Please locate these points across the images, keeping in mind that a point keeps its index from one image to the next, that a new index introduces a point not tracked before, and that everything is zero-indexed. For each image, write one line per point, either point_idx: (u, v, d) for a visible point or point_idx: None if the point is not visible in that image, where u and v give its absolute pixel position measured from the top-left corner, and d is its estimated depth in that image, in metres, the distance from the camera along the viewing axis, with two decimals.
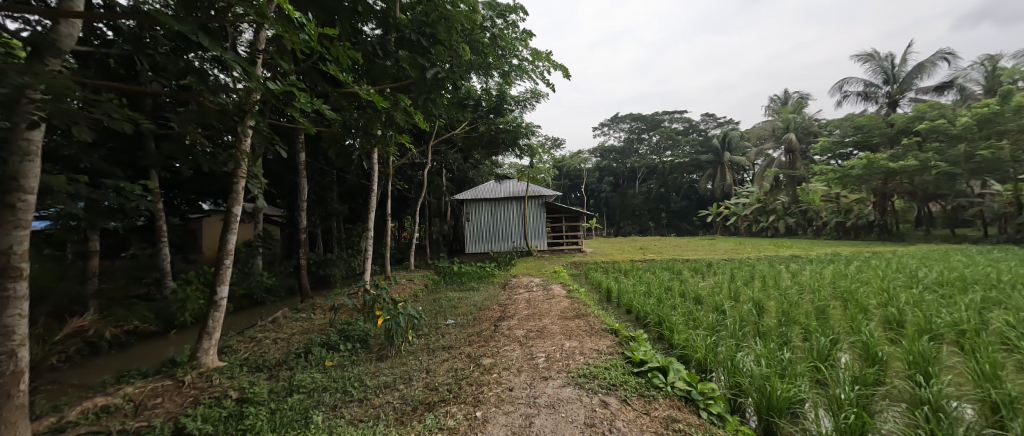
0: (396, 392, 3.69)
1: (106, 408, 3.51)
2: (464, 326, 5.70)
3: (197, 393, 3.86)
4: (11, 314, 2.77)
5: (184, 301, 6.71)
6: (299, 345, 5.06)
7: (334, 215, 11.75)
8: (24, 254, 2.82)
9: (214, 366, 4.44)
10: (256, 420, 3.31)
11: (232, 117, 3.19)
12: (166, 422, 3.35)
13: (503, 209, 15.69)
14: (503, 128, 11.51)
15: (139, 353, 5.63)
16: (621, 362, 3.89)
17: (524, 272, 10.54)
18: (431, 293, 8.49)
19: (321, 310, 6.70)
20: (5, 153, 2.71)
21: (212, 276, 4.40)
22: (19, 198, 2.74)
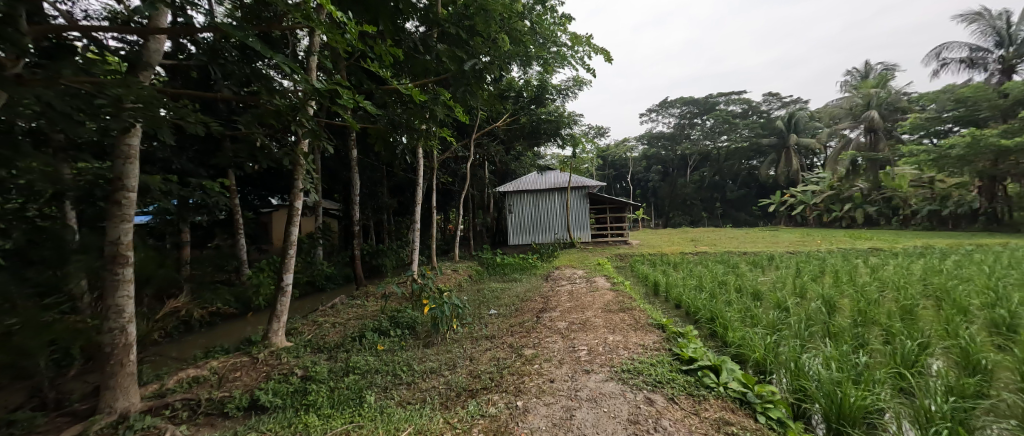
0: (441, 378, 3.83)
1: (196, 379, 4.02)
2: (507, 317, 5.77)
3: (269, 369, 4.28)
4: (122, 295, 3.26)
5: (257, 287, 7.45)
6: (354, 329, 5.40)
7: (384, 208, 12.38)
8: (129, 244, 3.30)
9: (282, 346, 4.88)
10: (317, 397, 3.60)
11: (287, 117, 3.43)
12: (244, 394, 3.78)
13: (545, 200, 15.55)
14: (545, 119, 11.30)
15: (223, 332, 6.37)
16: (669, 359, 3.73)
17: (567, 264, 10.42)
18: (474, 284, 8.65)
19: (374, 298, 7.11)
20: (112, 158, 3.19)
21: (279, 264, 4.81)
22: (123, 195, 3.20)
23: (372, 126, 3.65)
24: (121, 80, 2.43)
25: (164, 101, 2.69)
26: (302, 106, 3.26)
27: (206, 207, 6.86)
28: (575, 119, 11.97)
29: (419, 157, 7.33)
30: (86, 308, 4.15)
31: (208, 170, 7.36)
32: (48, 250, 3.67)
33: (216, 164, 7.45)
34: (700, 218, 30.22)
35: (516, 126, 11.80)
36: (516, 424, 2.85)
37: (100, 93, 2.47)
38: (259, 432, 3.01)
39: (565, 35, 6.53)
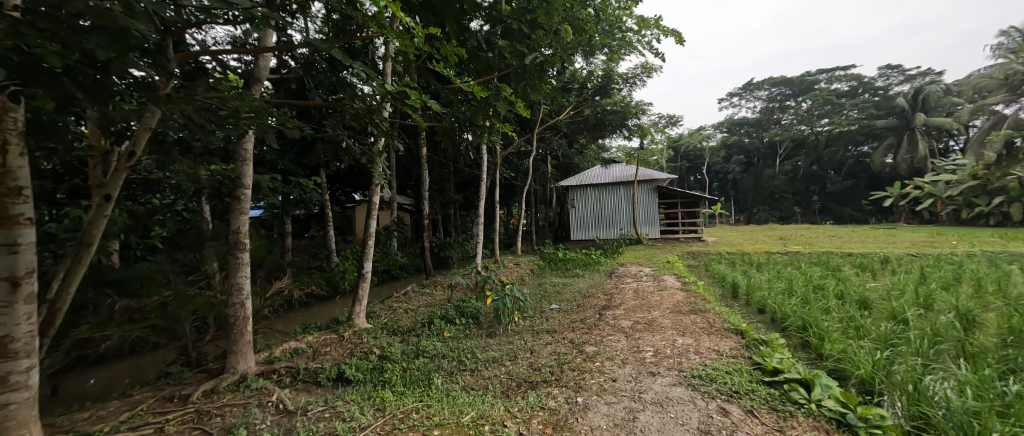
0: (503, 367, 3.94)
1: (296, 350, 4.64)
2: (568, 312, 5.70)
3: (352, 347, 4.77)
4: (240, 276, 3.85)
5: (345, 273, 8.33)
6: (423, 316, 5.78)
7: (451, 203, 12.99)
8: (246, 233, 3.88)
9: (363, 327, 5.39)
10: (392, 375, 3.92)
11: (365, 119, 3.74)
12: (332, 366, 4.26)
13: (611, 195, 14.98)
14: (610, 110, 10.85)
15: (318, 312, 7.24)
16: (749, 368, 3.38)
17: (633, 261, 9.96)
18: (537, 278, 8.70)
19: (442, 287, 7.53)
20: (232, 160, 3.77)
21: (360, 253, 5.32)
22: (241, 192, 3.77)
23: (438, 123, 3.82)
24: (238, 94, 2.84)
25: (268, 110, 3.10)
26: (378, 107, 3.56)
27: (304, 202, 7.84)
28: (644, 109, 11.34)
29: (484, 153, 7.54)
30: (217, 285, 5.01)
31: (306, 170, 8.38)
32: (191, 237, 4.51)
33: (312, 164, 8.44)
34: (796, 214, 26.82)
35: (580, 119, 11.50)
36: (575, 420, 2.82)
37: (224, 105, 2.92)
38: (344, 401, 3.39)
39: (632, 19, 6.21)
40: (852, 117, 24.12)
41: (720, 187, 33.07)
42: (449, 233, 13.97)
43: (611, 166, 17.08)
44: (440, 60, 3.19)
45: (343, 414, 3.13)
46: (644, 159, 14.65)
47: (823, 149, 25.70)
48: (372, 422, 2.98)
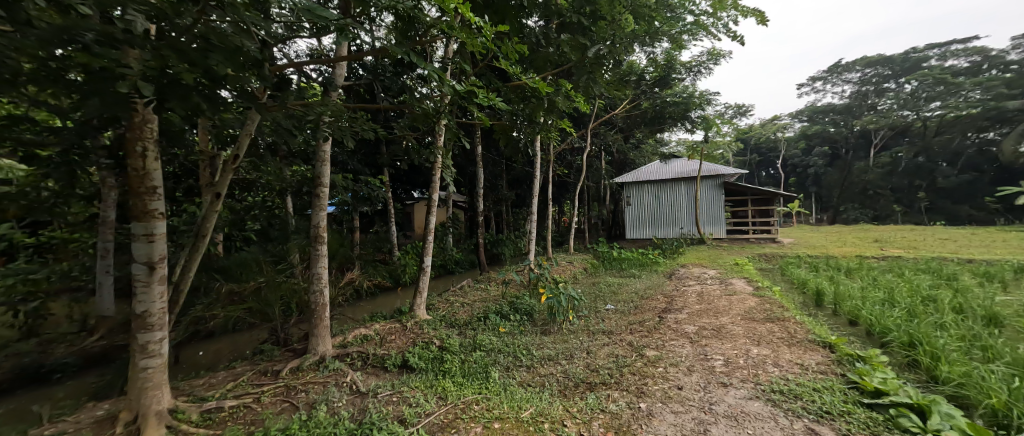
0: (559, 366, 3.96)
1: (365, 336, 4.91)
2: (625, 314, 5.62)
3: (414, 336, 4.97)
4: (318, 268, 4.11)
5: (405, 266, 8.72)
6: (479, 310, 5.91)
7: (503, 199, 13.11)
8: (323, 228, 4.13)
9: (423, 318, 5.61)
10: (451, 366, 4.05)
11: (431, 119, 3.83)
12: (397, 353, 4.43)
13: (674, 192, 14.54)
14: (672, 101, 10.68)
15: (382, 301, 7.64)
16: (842, 387, 3.07)
17: (696, 262, 9.61)
18: (590, 277, 8.61)
19: (495, 283, 7.67)
20: (313, 160, 4.05)
21: (420, 249, 5.54)
22: (319, 189, 4.02)
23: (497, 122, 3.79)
24: (321, 99, 3.06)
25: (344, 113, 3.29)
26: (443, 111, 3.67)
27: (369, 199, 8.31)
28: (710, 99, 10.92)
29: (538, 151, 7.58)
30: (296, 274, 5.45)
31: (370, 169, 8.89)
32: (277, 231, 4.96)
33: (375, 163, 8.94)
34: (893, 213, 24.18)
35: (638, 112, 11.40)
36: (639, 427, 2.78)
37: (307, 110, 3.11)
38: (410, 387, 3.55)
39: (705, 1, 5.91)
40: (970, 97, 21.08)
41: (799, 181, 31.40)
42: (499, 231, 14.18)
43: (669, 163, 16.72)
44: (502, 58, 3.15)
45: (408, 399, 3.28)
46: (708, 153, 14.06)
47: (933, 137, 22.84)
48: (435, 410, 3.10)
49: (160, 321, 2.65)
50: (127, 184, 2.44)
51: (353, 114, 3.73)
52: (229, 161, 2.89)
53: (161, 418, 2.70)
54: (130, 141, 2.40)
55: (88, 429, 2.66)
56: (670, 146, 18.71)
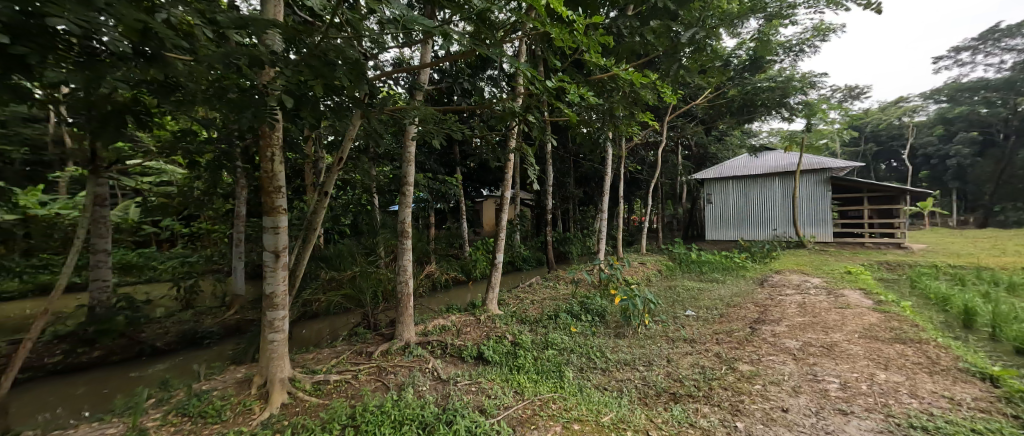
0: (636, 372, 3.80)
1: (444, 326, 5.09)
2: (707, 321, 5.29)
3: (488, 330, 5.07)
4: (403, 261, 4.39)
5: (475, 262, 8.96)
6: (549, 308, 5.90)
7: (570, 197, 12.97)
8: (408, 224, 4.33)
9: (495, 313, 5.70)
10: (525, 362, 4.07)
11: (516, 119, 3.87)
12: (473, 345, 4.54)
13: (764, 190, 13.56)
14: (766, 86, 9.81)
15: (454, 294, 7.92)
16: (1017, 432, 2.54)
17: (794, 269, 8.80)
18: (665, 281, 8.22)
19: (565, 282, 7.60)
20: (401, 161, 4.27)
21: (493, 244, 5.67)
22: (404, 187, 4.22)
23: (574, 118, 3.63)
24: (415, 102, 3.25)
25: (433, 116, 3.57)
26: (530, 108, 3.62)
27: (442, 197, 8.67)
28: (813, 82, 9.93)
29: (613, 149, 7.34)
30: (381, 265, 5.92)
31: (444, 168, 9.36)
32: None
33: (449, 163, 9.40)
34: None
35: (722, 101, 10.81)
36: None
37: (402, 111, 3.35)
38: (487, 378, 3.68)
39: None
40: None
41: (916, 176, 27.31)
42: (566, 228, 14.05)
43: (759, 156, 15.45)
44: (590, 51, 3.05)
45: (487, 391, 3.40)
46: (810, 144, 12.70)
47: None
48: (513, 403, 3.16)
49: (283, 302, 3.14)
50: (261, 185, 2.97)
51: (442, 116, 3.93)
52: (335, 165, 3.53)
53: (284, 384, 3.18)
54: (263, 147, 2.93)
55: (232, 388, 3.35)
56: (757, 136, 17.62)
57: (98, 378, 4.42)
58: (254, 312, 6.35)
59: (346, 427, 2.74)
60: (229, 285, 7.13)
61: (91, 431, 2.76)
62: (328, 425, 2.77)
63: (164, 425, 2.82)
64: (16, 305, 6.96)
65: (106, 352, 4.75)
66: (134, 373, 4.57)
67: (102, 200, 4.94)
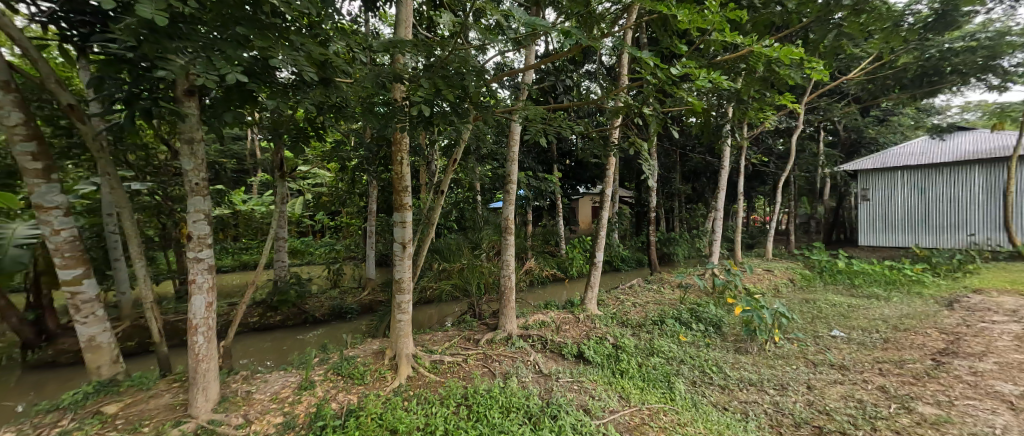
0: (766, 395, 3.67)
1: (543, 321, 5.06)
2: (864, 346, 4.69)
3: (588, 330, 4.96)
4: (506, 256, 4.48)
5: (572, 260, 8.86)
6: (653, 313, 5.56)
7: (676, 195, 12.02)
8: (511, 220, 4.35)
9: (595, 313, 5.50)
10: (629, 366, 4.09)
11: (631, 110, 3.73)
12: (574, 344, 4.53)
13: (954, 188, 10.67)
14: (961, 47, 7.89)
15: (550, 291, 7.95)
16: None
17: (1006, 288, 6.93)
18: (801, 292, 7.16)
19: (670, 286, 7.11)
20: (505, 160, 4.31)
21: (592, 243, 5.49)
22: (508, 185, 4.26)
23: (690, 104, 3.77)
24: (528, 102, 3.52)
25: (541, 117, 3.86)
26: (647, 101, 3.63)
27: (540, 195, 8.76)
28: None
29: (739, 137, 6.47)
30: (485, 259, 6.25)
31: (542, 167, 9.55)
32: None
33: (547, 161, 9.56)
34: None
35: (892, 72, 8.90)
36: None
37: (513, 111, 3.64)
38: (590, 378, 3.90)
39: None
40: None
41: None
42: (670, 228, 13.18)
43: (947, 136, 11.90)
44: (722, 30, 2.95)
45: (589, 391, 3.66)
46: None
47: None
48: (619, 409, 3.39)
49: (408, 286, 3.66)
50: (392, 185, 3.52)
51: (550, 116, 4.07)
52: (450, 165, 3.99)
53: (409, 359, 3.71)
54: (394, 153, 3.52)
55: (370, 357, 3.97)
56: (956, 114, 13.20)
57: (278, 337, 5.56)
58: (384, 294, 6.92)
59: (461, 406, 3.26)
60: (361, 270, 8.31)
61: (281, 376, 3.63)
62: (445, 401, 3.31)
63: (326, 380, 3.56)
64: (230, 276, 8.84)
65: (285, 317, 5.84)
66: (300, 337, 5.62)
67: (280, 224, 5.87)
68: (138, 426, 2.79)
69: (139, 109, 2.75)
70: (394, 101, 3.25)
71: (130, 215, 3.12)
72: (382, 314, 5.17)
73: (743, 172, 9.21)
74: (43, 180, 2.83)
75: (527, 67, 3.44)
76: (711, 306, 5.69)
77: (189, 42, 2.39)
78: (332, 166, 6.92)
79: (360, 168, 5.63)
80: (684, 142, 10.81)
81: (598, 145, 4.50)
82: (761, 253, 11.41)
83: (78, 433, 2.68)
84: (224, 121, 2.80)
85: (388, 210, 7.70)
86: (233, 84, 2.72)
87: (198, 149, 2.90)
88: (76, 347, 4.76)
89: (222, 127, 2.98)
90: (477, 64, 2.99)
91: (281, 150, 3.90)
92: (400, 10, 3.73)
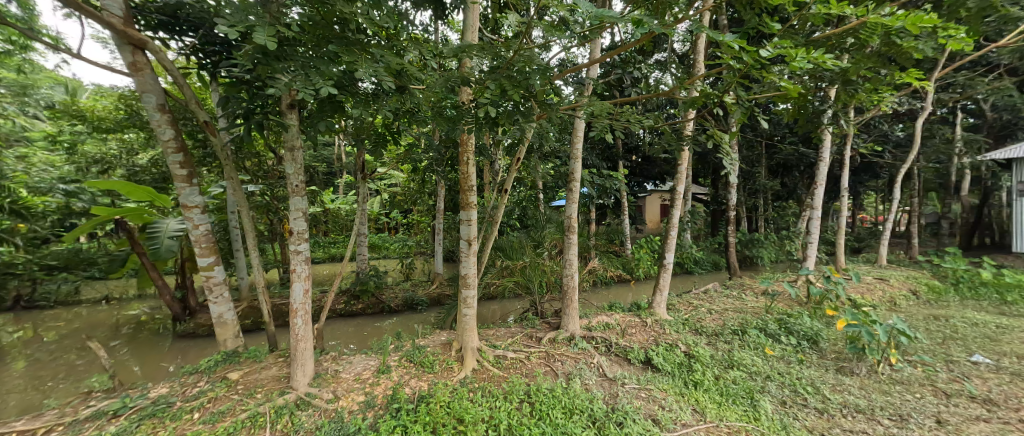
0: (878, 426, 3.15)
1: (608, 324, 4.91)
2: (1016, 377, 3.79)
3: (657, 335, 4.69)
4: (569, 255, 4.43)
5: (640, 260, 8.46)
6: (732, 321, 5.07)
7: (763, 191, 10.80)
8: (574, 219, 4.30)
9: (664, 318, 5.18)
10: (705, 378, 3.79)
11: (709, 100, 3.43)
12: (641, 349, 4.32)
13: None
14: None
15: (615, 292, 7.68)
16: None
17: None
18: (926, 308, 5.99)
19: (753, 293, 6.42)
20: (568, 158, 4.25)
21: (661, 243, 5.20)
22: (571, 183, 4.21)
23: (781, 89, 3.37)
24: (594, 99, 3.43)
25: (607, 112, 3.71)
26: (730, 87, 3.29)
27: (605, 192, 8.48)
28: None
29: (844, 125, 5.59)
30: (548, 258, 6.24)
31: (607, 163, 9.26)
32: None
33: (612, 158, 9.24)
34: None
35: None
36: None
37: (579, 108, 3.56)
38: (659, 386, 3.68)
39: None
40: None
41: None
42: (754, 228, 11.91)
43: None
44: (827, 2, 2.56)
45: (660, 401, 3.46)
46: None
47: None
48: (693, 423, 3.18)
49: (473, 282, 3.80)
50: (458, 185, 3.67)
51: (617, 110, 3.91)
52: (513, 164, 4.03)
53: (474, 353, 3.85)
54: (461, 154, 3.66)
55: (439, 347, 4.20)
56: None
57: (360, 323, 6.17)
58: (450, 288, 7.28)
59: (524, 402, 3.30)
60: (430, 265, 8.84)
61: (362, 359, 4.00)
62: (508, 396, 3.37)
63: (400, 365, 3.84)
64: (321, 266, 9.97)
65: (365, 305, 6.43)
66: (378, 324, 6.17)
67: (362, 221, 6.50)
68: (253, 392, 3.31)
69: (254, 123, 3.24)
70: (461, 104, 3.38)
71: (247, 214, 3.59)
72: (449, 308, 5.44)
73: (848, 165, 7.96)
74: (187, 184, 3.47)
75: (594, 62, 3.34)
76: (804, 317, 5.03)
77: (292, 62, 2.74)
78: (405, 167, 7.44)
79: (429, 168, 5.96)
80: (772, 132, 9.67)
81: (671, 139, 4.19)
82: (871, 259, 9.80)
83: (211, 394, 3.25)
84: (318, 130, 3.15)
85: (455, 208, 8.06)
86: (325, 97, 3.06)
87: (298, 156, 3.31)
88: (210, 322, 5.75)
89: (316, 135, 3.33)
90: (543, 62, 2.98)
91: (361, 154, 4.30)
92: (468, 16, 3.85)
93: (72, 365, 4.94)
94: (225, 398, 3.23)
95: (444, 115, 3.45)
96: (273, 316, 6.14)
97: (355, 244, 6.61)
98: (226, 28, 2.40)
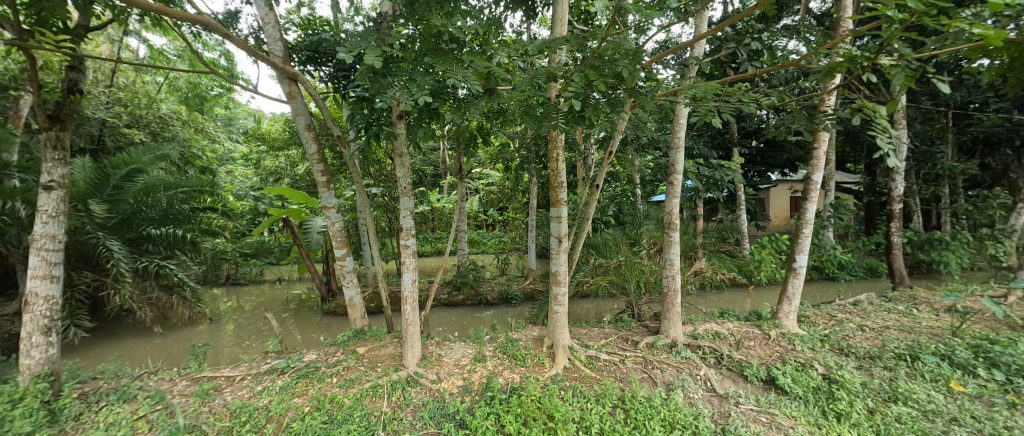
0: None
1: (719, 333, 4.36)
2: None
3: (784, 351, 3.99)
4: (670, 254, 4.04)
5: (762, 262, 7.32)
6: (895, 343, 4.01)
7: (951, 176, 8.29)
8: (675, 215, 3.92)
9: (795, 333, 4.37)
10: (851, 410, 3.07)
11: (858, 65, 2.71)
12: (761, 366, 3.73)
13: None
14: None
15: (730, 298, 6.79)
16: None
17: None
18: None
19: (926, 308, 5.01)
20: (668, 149, 3.88)
21: (790, 244, 4.40)
22: (672, 175, 3.84)
23: (980, 39, 2.48)
24: (695, 81, 3.06)
25: (714, 93, 3.25)
26: (888, 46, 2.52)
27: (717, 185, 7.53)
28: None
29: None
30: (646, 257, 5.83)
31: (719, 152, 8.20)
32: None
33: (725, 145, 8.17)
34: None
35: None
36: None
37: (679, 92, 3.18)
38: (785, 412, 3.11)
39: None
40: None
41: None
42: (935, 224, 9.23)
43: None
44: None
45: (785, 430, 2.93)
46: None
47: None
48: None
49: (564, 279, 3.76)
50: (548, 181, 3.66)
51: (727, 90, 3.40)
52: (605, 158, 3.84)
53: (565, 351, 3.81)
54: (551, 151, 3.63)
55: (531, 342, 4.27)
56: None
57: (462, 312, 6.67)
58: (544, 284, 7.35)
59: (618, 408, 3.14)
60: (524, 262, 9.08)
61: (461, 347, 4.30)
62: (601, 399, 3.24)
63: (495, 356, 4.02)
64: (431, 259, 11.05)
65: (466, 296, 6.93)
66: (477, 315, 6.59)
67: (463, 218, 7.00)
68: (375, 366, 3.84)
69: (371, 133, 3.73)
70: (549, 101, 3.35)
71: (369, 214, 4.16)
72: (541, 304, 5.49)
73: None
74: (326, 189, 4.18)
75: (698, 38, 2.93)
76: (1018, 346, 3.70)
77: (396, 77, 3.05)
78: (500, 167, 7.75)
79: (521, 167, 6.10)
80: (965, 98, 7.34)
81: (800, 119, 3.48)
82: None
83: (344, 363, 3.88)
84: (418, 136, 3.46)
85: (548, 205, 8.10)
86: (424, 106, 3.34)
87: (406, 161, 3.70)
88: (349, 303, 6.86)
89: (419, 141, 3.66)
90: (635, 47, 2.74)
91: (458, 157, 4.62)
92: (555, 10, 3.80)
93: (260, 330, 6.45)
94: (354, 368, 3.82)
95: (533, 113, 3.47)
96: (394, 301, 7.03)
97: (456, 240, 7.14)
98: (345, 53, 2.78)
